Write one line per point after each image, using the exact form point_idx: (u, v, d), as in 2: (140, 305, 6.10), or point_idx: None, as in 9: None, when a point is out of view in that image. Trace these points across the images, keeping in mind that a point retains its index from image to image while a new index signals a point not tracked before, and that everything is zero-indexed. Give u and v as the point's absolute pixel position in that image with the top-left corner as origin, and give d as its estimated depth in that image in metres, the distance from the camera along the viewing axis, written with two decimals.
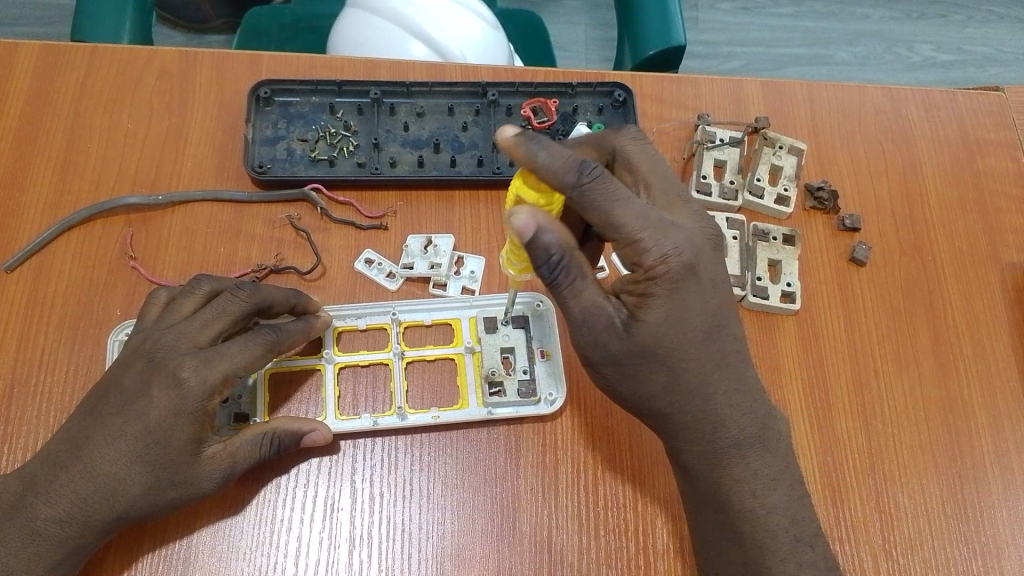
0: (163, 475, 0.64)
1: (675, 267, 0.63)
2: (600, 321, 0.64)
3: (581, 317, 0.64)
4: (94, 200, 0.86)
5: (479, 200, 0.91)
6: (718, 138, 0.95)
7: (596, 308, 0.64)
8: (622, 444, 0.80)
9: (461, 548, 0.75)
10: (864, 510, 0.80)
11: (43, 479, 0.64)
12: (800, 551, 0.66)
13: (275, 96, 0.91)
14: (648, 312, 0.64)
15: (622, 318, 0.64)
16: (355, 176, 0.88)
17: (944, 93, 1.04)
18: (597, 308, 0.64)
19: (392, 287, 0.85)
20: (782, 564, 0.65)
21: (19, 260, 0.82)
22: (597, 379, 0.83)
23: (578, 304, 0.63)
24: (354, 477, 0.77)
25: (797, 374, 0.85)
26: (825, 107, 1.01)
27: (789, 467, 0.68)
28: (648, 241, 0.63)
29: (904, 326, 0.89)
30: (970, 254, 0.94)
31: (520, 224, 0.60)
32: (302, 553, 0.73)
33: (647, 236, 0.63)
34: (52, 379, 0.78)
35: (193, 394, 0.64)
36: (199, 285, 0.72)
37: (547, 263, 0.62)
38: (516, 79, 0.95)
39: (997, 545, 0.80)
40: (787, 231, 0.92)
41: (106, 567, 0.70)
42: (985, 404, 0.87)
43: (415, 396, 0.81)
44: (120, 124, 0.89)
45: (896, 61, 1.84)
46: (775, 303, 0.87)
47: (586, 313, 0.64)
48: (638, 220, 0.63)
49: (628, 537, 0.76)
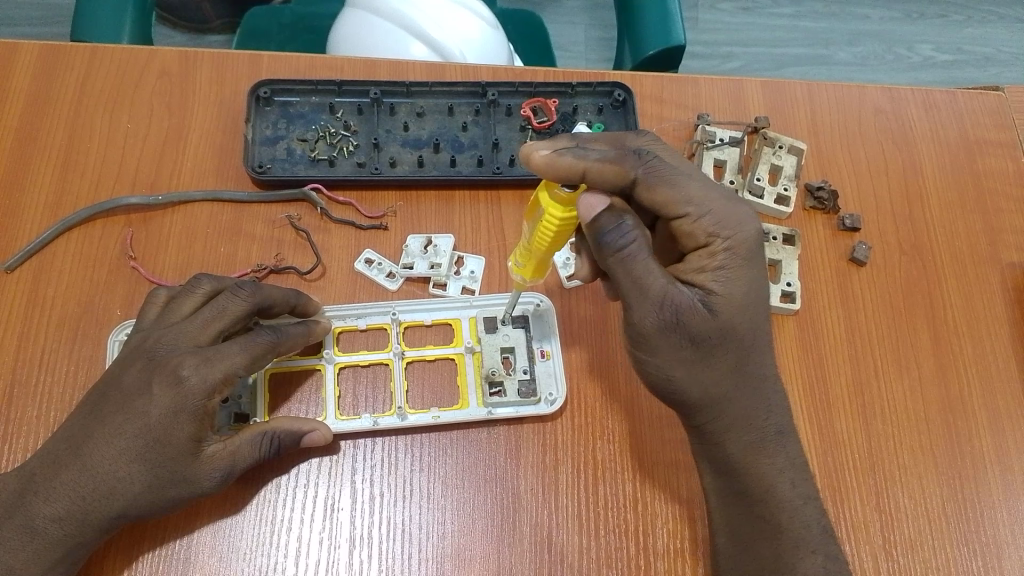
0: (162, 474, 0.64)
1: (749, 237, 0.66)
2: (676, 299, 0.64)
3: (655, 300, 0.64)
4: (94, 199, 0.86)
5: (478, 200, 0.91)
6: (717, 139, 0.96)
7: (668, 289, 0.64)
8: (622, 444, 0.80)
9: (461, 548, 0.75)
10: (864, 510, 0.80)
11: (43, 479, 0.64)
12: (825, 543, 0.66)
13: (275, 96, 0.91)
14: (724, 286, 0.65)
15: (698, 297, 0.65)
16: (355, 176, 0.88)
17: (943, 93, 1.04)
18: (670, 288, 0.64)
19: (392, 287, 0.85)
20: (813, 556, 0.65)
21: (19, 260, 0.82)
22: (597, 379, 0.83)
23: (653, 283, 0.63)
24: (354, 477, 0.77)
25: (797, 374, 0.85)
26: (825, 107, 1.01)
27: (788, 468, 0.68)
28: (719, 215, 0.66)
29: (904, 326, 0.89)
30: (971, 254, 0.94)
31: (587, 203, 0.62)
32: (302, 554, 0.73)
33: (718, 209, 0.66)
34: (51, 379, 0.78)
35: (193, 393, 0.64)
36: (199, 285, 0.72)
37: (615, 240, 0.63)
38: (516, 79, 0.95)
39: (998, 545, 0.80)
40: (787, 231, 0.92)
41: (106, 567, 0.70)
42: (986, 404, 0.87)
43: (415, 396, 0.81)
44: (120, 124, 0.89)
45: (896, 62, 1.84)
46: (775, 303, 0.87)
47: (659, 294, 0.64)
48: (705, 195, 0.66)
49: (628, 537, 0.76)
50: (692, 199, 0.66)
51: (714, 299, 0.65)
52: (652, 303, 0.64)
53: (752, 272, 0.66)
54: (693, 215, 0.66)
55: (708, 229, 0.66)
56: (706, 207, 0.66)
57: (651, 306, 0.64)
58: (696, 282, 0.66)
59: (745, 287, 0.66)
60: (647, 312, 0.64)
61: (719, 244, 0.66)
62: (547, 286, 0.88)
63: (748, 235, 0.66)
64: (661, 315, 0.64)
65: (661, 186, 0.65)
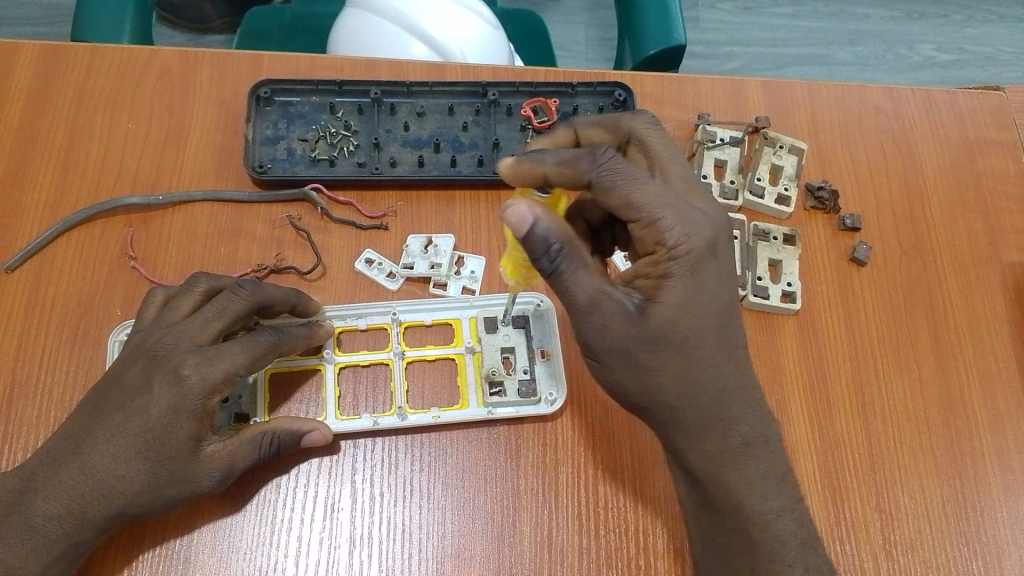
0: (162, 472, 0.64)
1: (697, 247, 0.63)
2: (609, 305, 0.62)
3: (589, 306, 0.62)
4: (94, 199, 0.86)
5: (479, 199, 0.91)
6: (718, 138, 0.96)
7: (603, 292, 0.63)
8: (622, 443, 0.80)
9: (461, 548, 0.75)
10: (864, 510, 0.80)
11: (43, 478, 0.63)
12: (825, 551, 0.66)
13: (275, 96, 0.91)
14: (663, 297, 0.63)
15: (634, 303, 0.63)
16: (355, 176, 0.88)
17: (944, 93, 1.04)
18: (606, 292, 0.62)
19: (392, 287, 0.85)
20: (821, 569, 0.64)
21: (19, 260, 0.82)
22: (597, 380, 0.83)
23: (585, 288, 0.62)
24: (354, 477, 0.77)
25: (798, 374, 0.85)
26: (826, 107, 1.01)
27: (778, 474, 0.67)
28: (673, 218, 0.63)
29: (904, 327, 0.89)
30: (971, 254, 0.94)
31: (515, 216, 0.59)
32: (302, 554, 0.73)
33: (673, 214, 0.63)
34: (52, 379, 0.78)
35: (193, 393, 0.64)
36: (197, 284, 0.72)
37: (547, 252, 0.61)
38: (516, 79, 0.95)
39: (998, 545, 0.80)
40: (787, 231, 0.92)
41: (107, 567, 0.70)
42: (986, 404, 0.87)
43: (415, 396, 0.81)
44: (120, 123, 0.89)
45: (896, 61, 1.84)
46: (775, 303, 0.87)
47: (593, 299, 0.62)
48: (664, 199, 0.63)
49: (628, 537, 0.76)
50: (647, 203, 0.63)
51: (663, 302, 0.63)
52: (588, 308, 0.62)
53: (697, 283, 0.63)
54: (645, 221, 0.63)
55: (657, 237, 0.63)
56: (659, 213, 0.63)
57: (586, 311, 0.62)
58: (640, 289, 0.64)
59: (686, 297, 0.63)
60: (584, 318, 0.63)
61: (664, 253, 0.63)
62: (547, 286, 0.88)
63: (697, 247, 0.63)
64: (597, 321, 0.63)
65: (617, 186, 0.64)
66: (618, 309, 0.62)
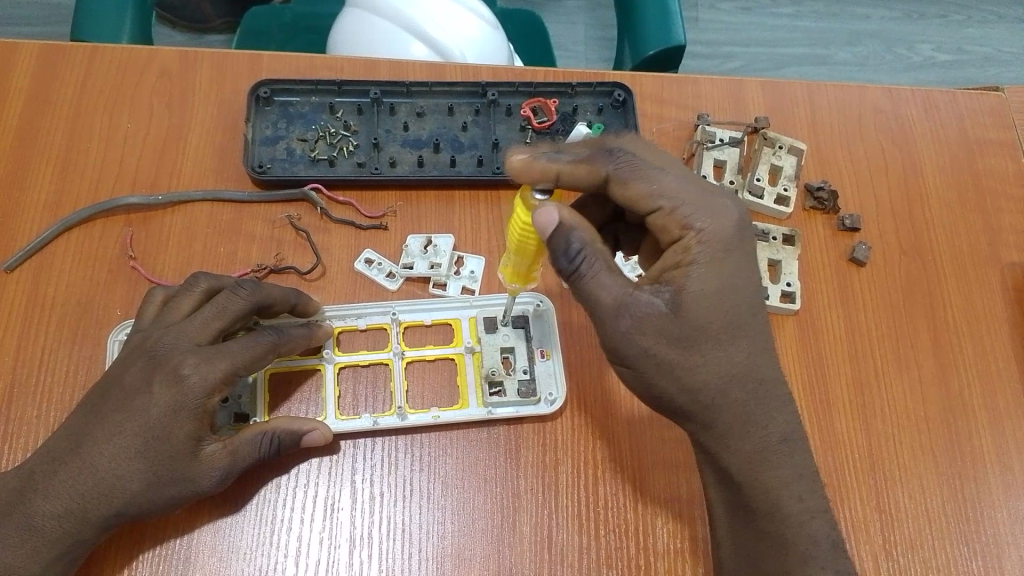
0: (162, 472, 0.64)
1: (724, 232, 0.65)
2: (638, 306, 0.62)
3: (615, 309, 0.62)
4: (94, 199, 0.86)
5: (479, 199, 0.91)
6: (717, 139, 0.96)
7: (628, 295, 0.62)
8: (621, 443, 0.80)
9: (461, 548, 0.75)
10: (864, 510, 0.80)
11: (43, 479, 0.63)
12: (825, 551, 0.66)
13: (275, 96, 0.91)
14: (697, 283, 0.63)
15: (665, 300, 0.63)
16: (355, 176, 0.88)
17: (943, 93, 1.04)
18: (631, 294, 0.62)
19: (392, 286, 0.85)
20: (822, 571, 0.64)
21: (19, 260, 0.82)
22: (596, 381, 0.83)
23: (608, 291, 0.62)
24: (354, 477, 0.77)
25: (797, 374, 0.85)
26: (826, 107, 1.01)
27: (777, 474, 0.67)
28: (694, 205, 0.65)
29: (904, 327, 0.89)
30: (971, 254, 0.95)
31: (541, 217, 0.61)
32: (302, 553, 0.73)
33: (692, 200, 0.65)
34: (51, 379, 0.78)
35: (193, 392, 0.64)
36: (196, 283, 0.72)
37: (567, 253, 0.62)
38: (516, 79, 0.95)
39: (997, 545, 0.80)
40: (786, 231, 0.92)
41: (107, 567, 0.70)
42: (985, 404, 0.87)
43: (415, 396, 0.81)
44: (120, 123, 0.89)
45: (895, 61, 1.84)
46: (774, 303, 0.87)
47: (618, 301, 0.62)
48: (682, 188, 0.65)
49: (628, 537, 0.76)
50: (667, 191, 0.65)
51: (663, 302, 0.63)
52: (614, 310, 0.62)
53: (728, 267, 0.65)
54: (667, 208, 0.65)
55: (682, 221, 0.65)
56: (680, 199, 0.65)
57: (614, 313, 0.62)
58: (670, 281, 0.64)
59: (720, 283, 0.64)
60: (612, 319, 0.63)
61: (693, 237, 0.64)
62: (547, 286, 0.88)
63: (722, 228, 0.65)
64: (627, 321, 0.62)
65: (633, 181, 0.65)
66: (649, 308, 0.63)
